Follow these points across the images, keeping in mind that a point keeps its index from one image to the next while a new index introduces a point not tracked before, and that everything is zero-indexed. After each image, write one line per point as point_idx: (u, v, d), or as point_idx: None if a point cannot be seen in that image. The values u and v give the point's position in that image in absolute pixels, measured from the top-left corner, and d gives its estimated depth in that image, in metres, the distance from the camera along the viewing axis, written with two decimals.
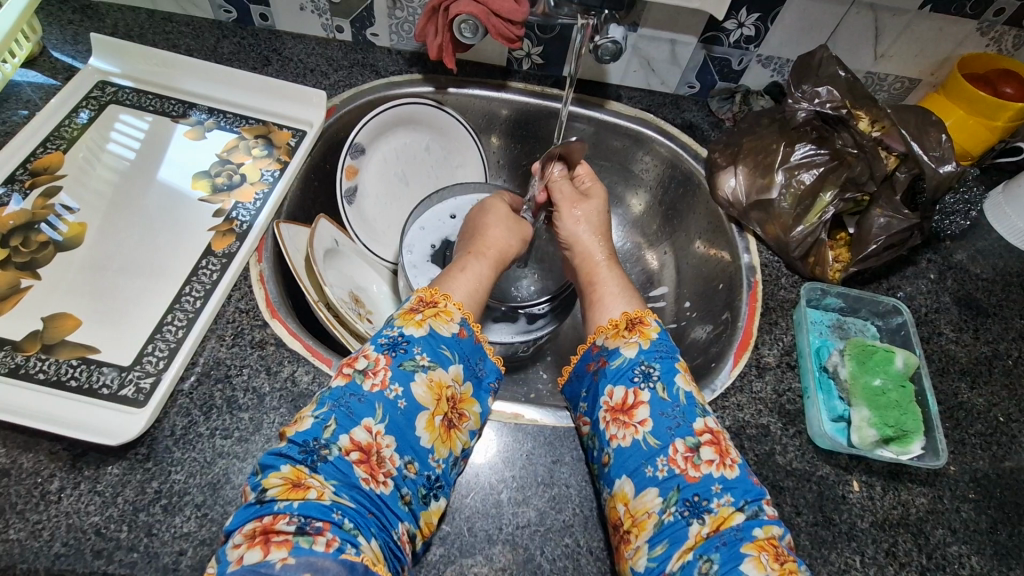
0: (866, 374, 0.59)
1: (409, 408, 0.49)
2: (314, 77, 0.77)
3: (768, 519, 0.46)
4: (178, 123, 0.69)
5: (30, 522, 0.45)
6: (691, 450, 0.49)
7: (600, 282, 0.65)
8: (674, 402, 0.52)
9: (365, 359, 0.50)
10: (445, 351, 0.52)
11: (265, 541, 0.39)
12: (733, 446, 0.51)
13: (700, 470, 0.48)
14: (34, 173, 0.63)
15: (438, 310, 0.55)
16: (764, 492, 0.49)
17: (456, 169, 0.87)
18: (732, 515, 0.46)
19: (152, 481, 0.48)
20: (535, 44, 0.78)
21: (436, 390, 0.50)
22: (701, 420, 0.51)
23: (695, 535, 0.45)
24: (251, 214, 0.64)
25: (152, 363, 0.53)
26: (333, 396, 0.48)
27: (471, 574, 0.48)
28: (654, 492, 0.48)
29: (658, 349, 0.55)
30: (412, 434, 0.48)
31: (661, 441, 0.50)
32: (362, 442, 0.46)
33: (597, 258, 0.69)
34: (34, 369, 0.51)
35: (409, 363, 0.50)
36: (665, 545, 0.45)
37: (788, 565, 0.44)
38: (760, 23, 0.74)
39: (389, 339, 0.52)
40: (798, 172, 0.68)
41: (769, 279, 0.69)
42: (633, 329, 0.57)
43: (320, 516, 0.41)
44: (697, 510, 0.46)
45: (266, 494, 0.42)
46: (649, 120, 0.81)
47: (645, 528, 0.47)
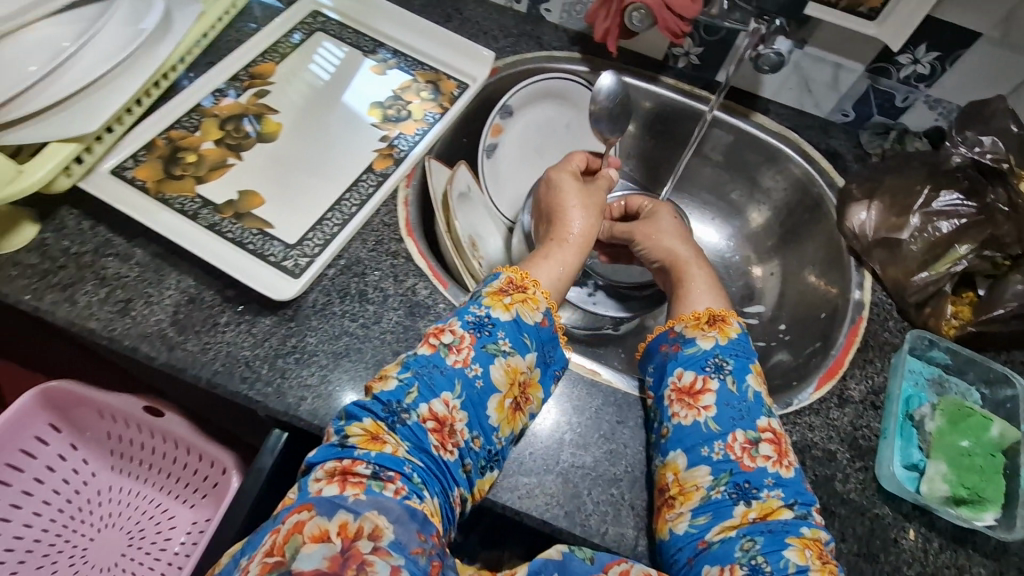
0: (954, 433, 0.57)
1: (484, 389, 0.52)
2: (485, 39, 0.85)
3: (815, 523, 0.49)
4: (367, 58, 0.80)
5: (202, 340, 0.58)
6: (750, 443, 0.51)
7: (688, 280, 0.67)
8: (742, 397, 0.54)
9: (451, 334, 0.54)
10: (525, 339, 0.55)
11: (343, 480, 0.45)
12: (791, 451, 0.53)
13: (756, 462, 0.51)
14: (251, 76, 0.76)
15: (526, 297, 0.57)
16: (815, 501, 0.51)
17: (589, 150, 0.91)
18: (780, 509, 0.49)
19: (292, 337, 0.59)
20: (696, 45, 0.81)
21: (511, 375, 0.53)
22: (765, 419, 0.53)
23: (741, 515, 0.49)
24: (409, 144, 0.73)
25: (309, 247, 0.64)
26: (418, 363, 0.52)
27: (524, 489, 0.54)
28: (706, 469, 0.51)
29: (735, 348, 0.57)
30: (483, 412, 0.52)
31: (721, 427, 0.52)
32: (439, 413, 0.50)
33: (684, 255, 0.69)
34: (226, 229, 0.64)
35: (491, 347, 0.53)
36: (707, 518, 0.49)
37: (829, 566, 0.46)
38: (937, 63, 0.73)
39: (476, 318, 0.55)
40: (937, 219, 0.66)
41: (875, 319, 0.67)
42: (714, 325, 0.59)
43: (392, 467, 0.46)
44: (745, 494, 0.49)
45: (347, 440, 0.48)
46: (791, 139, 0.81)
47: (691, 498, 0.50)
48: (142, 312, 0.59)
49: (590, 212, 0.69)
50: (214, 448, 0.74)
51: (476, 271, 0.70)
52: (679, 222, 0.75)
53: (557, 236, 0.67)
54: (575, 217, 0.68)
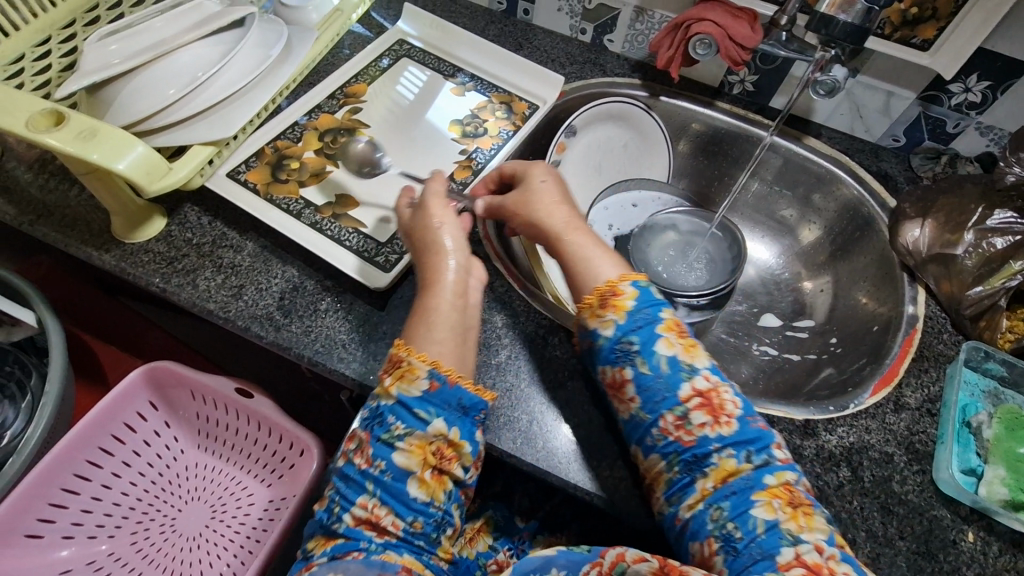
0: (1012, 441, 0.60)
1: (396, 478, 0.50)
2: (553, 66, 0.93)
3: (779, 467, 0.51)
4: (447, 81, 0.88)
5: (306, 323, 0.65)
6: (681, 419, 0.53)
7: (567, 257, 0.60)
8: (657, 373, 0.54)
9: (354, 440, 0.52)
10: (423, 411, 0.51)
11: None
12: (728, 399, 0.54)
13: (694, 433, 0.52)
14: (347, 96, 0.85)
15: (403, 370, 0.52)
16: (771, 439, 0.53)
17: (645, 169, 0.97)
18: (737, 469, 0.50)
19: (383, 324, 0.66)
20: (752, 73, 0.87)
21: (418, 452, 0.50)
22: (687, 385, 0.54)
23: (702, 488, 0.51)
24: (486, 157, 0.80)
25: (398, 245, 0.70)
26: (336, 479, 0.52)
27: (594, 471, 0.59)
28: (655, 456, 0.54)
29: (636, 321, 0.56)
30: (407, 497, 0.50)
31: (650, 414, 0.54)
32: (362, 516, 0.49)
33: (556, 227, 0.62)
34: (326, 227, 0.71)
35: (386, 435, 0.50)
36: (677, 496, 0.52)
37: (802, 507, 0.49)
38: (989, 92, 0.76)
39: (368, 412, 0.52)
40: (992, 236, 0.68)
41: (930, 331, 0.70)
42: (607, 305, 0.56)
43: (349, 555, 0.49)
44: (698, 466, 0.52)
45: (309, 553, 0.52)
46: (843, 161, 0.85)
47: (661, 483, 0.53)
48: (254, 297, 0.67)
49: (455, 224, 0.60)
50: (294, 429, 0.82)
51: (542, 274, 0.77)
52: (550, 181, 0.64)
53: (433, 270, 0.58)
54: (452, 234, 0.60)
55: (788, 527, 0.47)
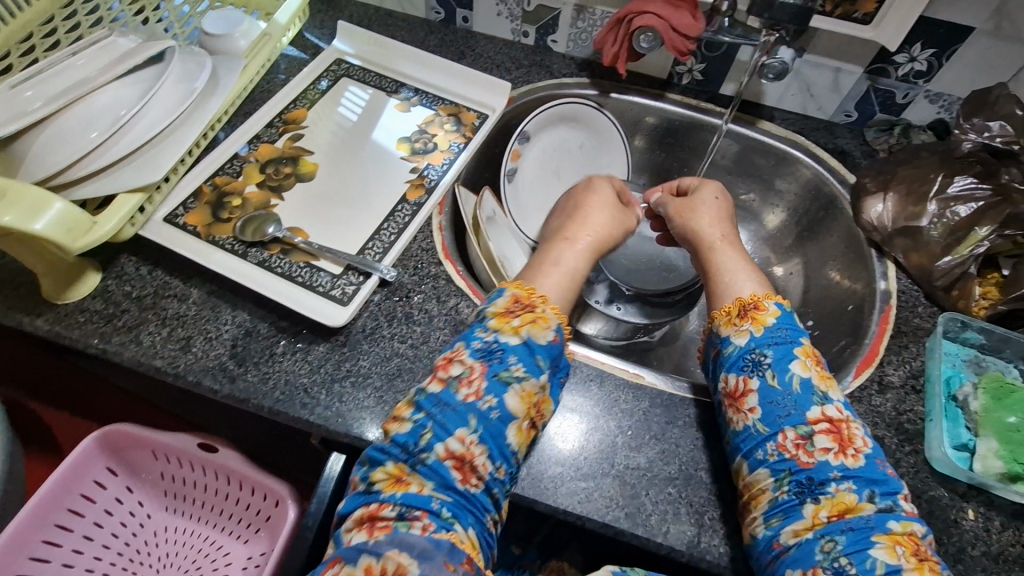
0: (1000, 410, 0.59)
1: (501, 418, 0.52)
2: (499, 72, 0.90)
3: (906, 516, 0.48)
4: (390, 97, 0.85)
5: (263, 371, 0.60)
6: (803, 438, 0.51)
7: (713, 265, 0.66)
8: (786, 391, 0.53)
9: (461, 365, 0.54)
10: (539, 360, 0.55)
11: (370, 526, 0.47)
12: (859, 435, 0.51)
13: (814, 456, 0.50)
14: (285, 123, 0.81)
15: (535, 316, 0.57)
16: (898, 487, 0.49)
17: (604, 168, 0.96)
18: (858, 505, 0.47)
19: (346, 362, 0.61)
20: (699, 61, 0.86)
21: (526, 400, 0.53)
22: (817, 411, 0.52)
23: (813, 516, 0.48)
24: (438, 173, 0.77)
25: (355, 276, 0.66)
26: (429, 403, 0.52)
27: (584, 494, 0.55)
28: (766, 472, 0.51)
29: (774, 334, 0.56)
30: (503, 440, 0.52)
31: (770, 428, 0.52)
32: (456, 450, 0.50)
33: (713, 238, 0.69)
34: (275, 264, 0.67)
35: (504, 374, 0.53)
36: (778, 518, 0.49)
37: (927, 562, 0.45)
38: (934, 59, 0.76)
39: (482, 345, 0.55)
40: (954, 204, 0.68)
41: (904, 306, 0.69)
42: (746, 316, 0.58)
43: (417, 506, 0.47)
44: (812, 491, 0.49)
45: (373, 485, 0.50)
46: (799, 142, 0.84)
47: (761, 501, 0.51)
48: (203, 348, 0.62)
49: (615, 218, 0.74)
50: (266, 481, 0.76)
51: None
52: (720, 201, 0.73)
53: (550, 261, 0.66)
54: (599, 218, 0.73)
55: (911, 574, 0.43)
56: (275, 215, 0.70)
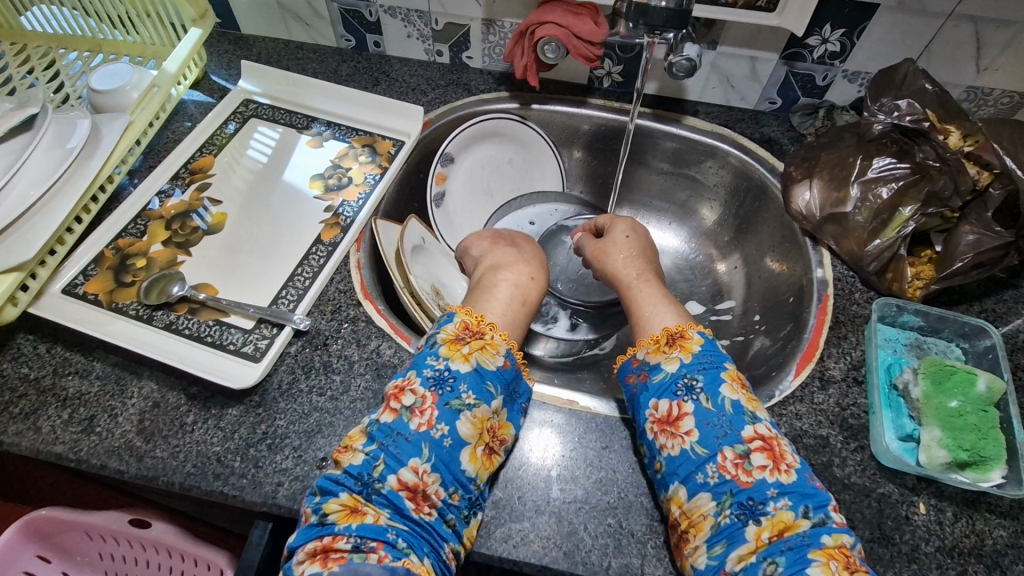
0: (942, 395, 0.56)
1: (454, 446, 0.50)
2: (415, 94, 0.87)
3: (836, 527, 0.45)
4: (302, 134, 0.82)
5: (171, 445, 0.56)
6: (741, 458, 0.48)
7: (632, 302, 0.66)
8: (720, 412, 0.51)
9: (412, 395, 0.51)
10: (488, 386, 0.53)
11: (324, 558, 0.43)
12: (789, 450, 0.50)
13: (753, 475, 0.48)
14: (192, 172, 0.77)
15: (484, 342, 0.56)
16: (829, 499, 0.48)
17: (537, 181, 0.93)
18: (795, 521, 0.45)
19: (261, 424, 0.57)
20: (615, 63, 0.84)
21: (479, 425, 0.52)
22: (750, 428, 0.50)
23: (755, 538, 0.45)
24: (354, 210, 0.74)
25: (268, 329, 0.63)
26: (382, 433, 0.50)
27: (519, 537, 0.52)
28: (707, 496, 0.48)
29: (703, 361, 0.54)
30: (457, 468, 0.50)
31: (708, 450, 0.49)
32: (409, 482, 0.48)
33: (630, 278, 0.69)
34: (183, 326, 0.63)
35: (454, 402, 0.51)
36: (723, 546, 0.46)
37: (860, 573, 0.43)
38: (845, 39, 0.75)
39: (435, 373, 0.53)
40: (876, 186, 0.66)
41: (842, 294, 0.67)
42: (674, 344, 0.56)
43: (374, 536, 0.45)
44: (753, 512, 0.46)
45: (326, 517, 0.46)
46: (725, 134, 0.83)
47: (702, 529, 0.47)
48: (107, 426, 0.57)
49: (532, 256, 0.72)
50: (205, 550, 0.72)
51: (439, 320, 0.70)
52: (632, 237, 0.73)
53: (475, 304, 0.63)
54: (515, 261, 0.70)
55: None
56: (182, 273, 0.67)
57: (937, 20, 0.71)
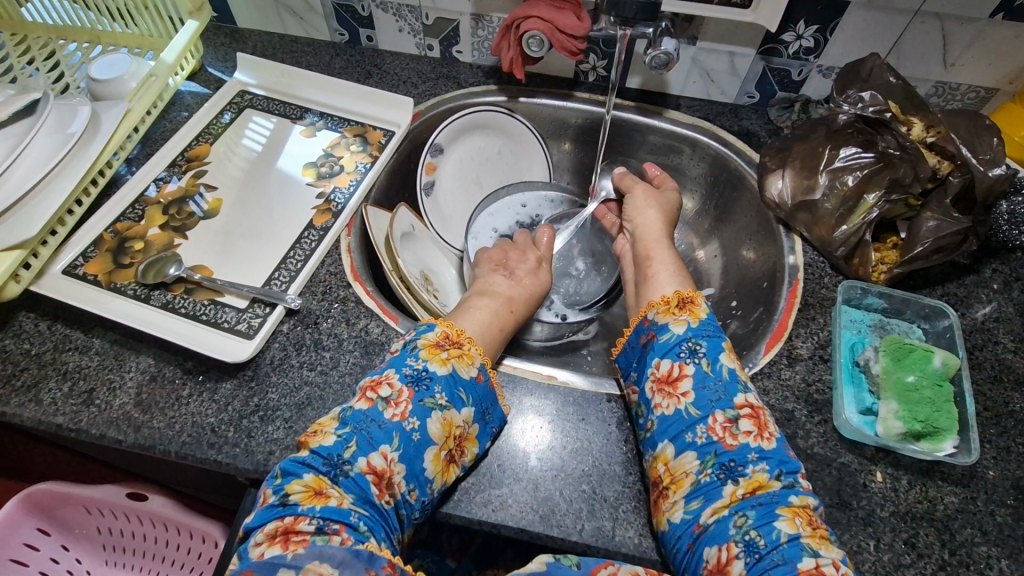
0: (900, 370, 0.60)
1: (421, 441, 0.52)
2: (406, 87, 0.90)
3: (803, 490, 0.48)
4: (295, 124, 0.85)
5: (168, 415, 0.59)
6: (730, 422, 0.51)
7: (655, 260, 0.68)
8: (717, 377, 0.54)
9: (388, 388, 0.54)
10: (461, 393, 0.55)
11: (285, 540, 0.45)
12: (771, 421, 0.53)
13: (738, 439, 0.50)
14: (189, 160, 0.79)
15: (462, 352, 0.58)
16: (800, 467, 0.51)
17: (525, 171, 0.96)
18: (768, 482, 0.48)
19: (254, 397, 0.60)
20: (599, 58, 0.86)
21: (447, 428, 0.53)
22: (742, 396, 0.53)
23: (730, 494, 0.48)
24: (345, 197, 0.77)
25: (261, 307, 0.66)
26: (355, 419, 0.52)
27: (498, 503, 0.55)
28: (692, 454, 0.51)
29: (706, 328, 0.57)
30: (420, 465, 0.52)
31: (701, 411, 0.52)
32: (377, 467, 0.50)
33: (653, 236, 0.72)
34: (179, 305, 0.66)
35: (428, 400, 0.54)
36: (700, 501, 0.49)
37: (819, 530, 0.46)
38: (819, 35, 0.78)
39: (413, 372, 0.55)
40: (842, 174, 0.70)
41: (811, 278, 0.71)
42: (683, 307, 0.59)
43: (337, 519, 0.47)
44: (732, 473, 0.49)
45: (289, 498, 0.48)
46: (704, 127, 0.86)
47: (682, 486, 0.50)
48: (106, 399, 0.60)
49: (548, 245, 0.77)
50: (200, 523, 0.75)
51: (427, 302, 0.72)
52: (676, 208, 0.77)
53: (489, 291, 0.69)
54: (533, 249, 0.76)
55: (810, 542, 0.45)
56: (179, 255, 0.69)
57: (905, 17, 0.74)
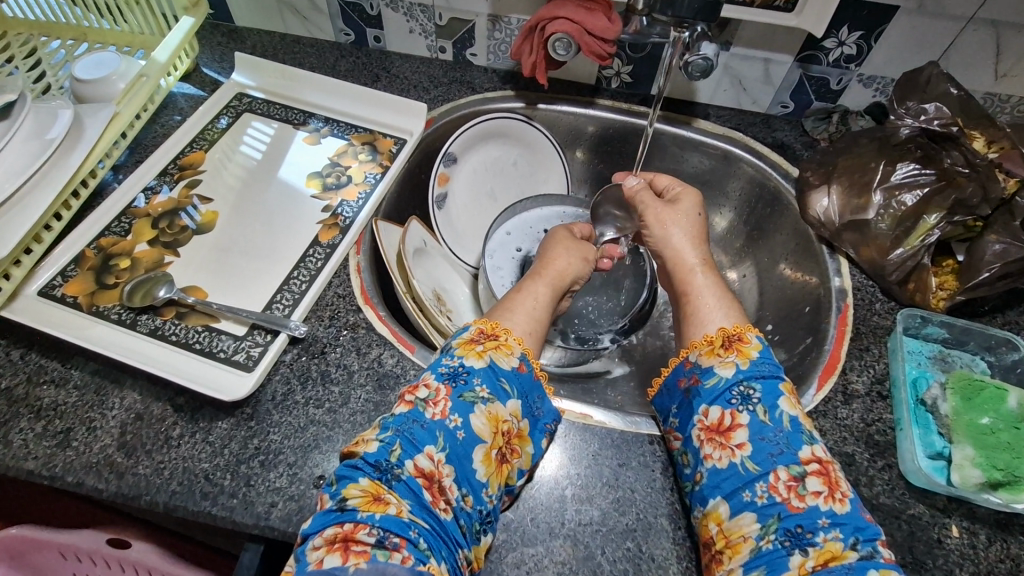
0: (972, 411, 0.54)
1: (468, 439, 0.47)
2: (417, 92, 0.84)
3: (885, 562, 0.42)
4: (298, 130, 0.78)
5: (155, 460, 0.52)
6: (795, 480, 0.45)
7: (693, 293, 0.60)
8: (777, 427, 0.48)
9: (426, 389, 0.49)
10: (504, 384, 0.50)
11: (345, 549, 0.39)
12: (843, 478, 0.47)
13: (805, 501, 0.44)
14: (181, 168, 0.73)
15: (499, 343, 0.52)
16: (878, 532, 0.44)
17: (541, 184, 0.90)
18: (842, 553, 0.42)
19: (253, 438, 0.53)
20: (625, 63, 0.81)
21: (494, 423, 0.48)
22: (807, 449, 0.47)
23: (798, 567, 0.42)
24: (354, 211, 0.70)
25: (261, 335, 0.59)
26: (397, 422, 0.47)
27: (532, 563, 0.48)
28: (751, 516, 0.45)
29: (761, 369, 0.51)
30: (470, 466, 0.46)
31: (761, 467, 0.46)
32: (425, 469, 0.45)
33: (691, 262, 0.63)
34: (169, 331, 0.59)
35: (469, 395, 0.48)
36: (762, 572, 0.43)
37: None
38: (863, 42, 0.73)
39: (449, 368, 0.50)
40: (898, 193, 0.64)
41: (862, 304, 0.65)
42: (730, 347, 0.53)
43: (397, 532, 0.40)
44: (799, 541, 0.43)
45: (346, 503, 0.42)
46: (737, 138, 0.80)
47: (740, 551, 0.44)
48: (85, 440, 0.53)
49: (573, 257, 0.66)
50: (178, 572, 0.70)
51: (443, 328, 0.66)
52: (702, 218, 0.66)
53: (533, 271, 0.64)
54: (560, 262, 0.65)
55: None
56: (170, 276, 0.62)
57: (957, 24, 0.69)
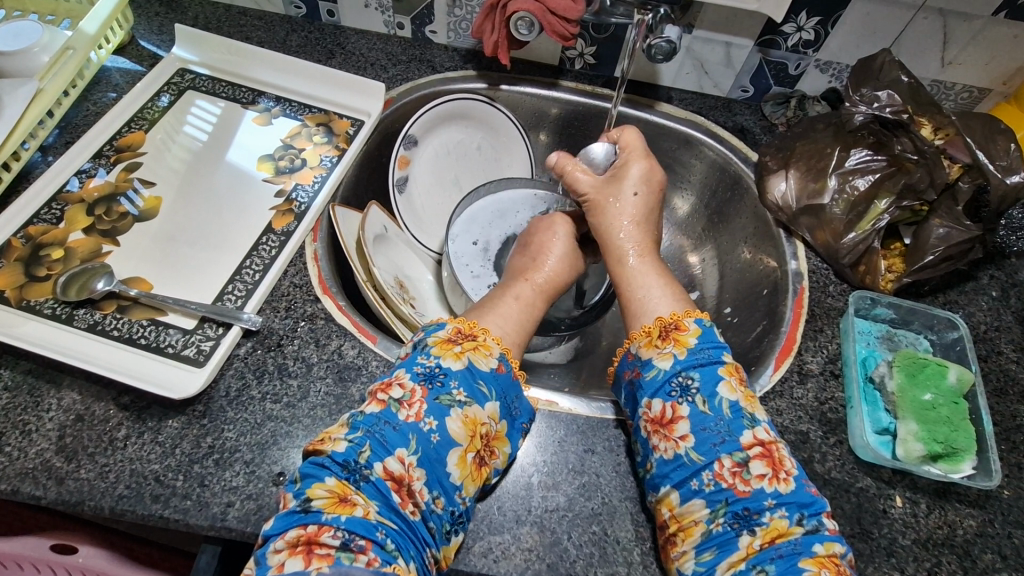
0: (916, 388, 0.57)
1: (442, 442, 0.46)
2: (374, 70, 0.80)
3: (829, 536, 0.44)
4: (247, 109, 0.74)
5: (98, 464, 0.49)
6: (738, 465, 0.47)
7: (627, 281, 0.61)
8: (717, 415, 0.49)
9: (400, 389, 0.47)
10: (482, 386, 0.49)
11: (307, 552, 0.39)
12: (787, 456, 0.48)
13: (750, 484, 0.46)
14: (118, 150, 0.67)
15: (477, 344, 0.51)
16: (824, 505, 0.47)
17: (505, 169, 0.88)
18: (788, 530, 0.44)
19: (206, 436, 0.51)
20: (588, 44, 0.80)
21: (471, 426, 0.47)
22: (749, 433, 0.48)
23: (746, 546, 0.44)
24: (309, 195, 0.67)
25: (212, 328, 0.56)
26: (367, 422, 0.45)
27: (499, 552, 0.48)
28: (700, 502, 0.47)
29: (697, 357, 0.51)
30: (443, 470, 0.45)
31: (704, 456, 0.48)
32: (395, 472, 0.44)
33: (626, 249, 0.63)
34: (110, 326, 0.55)
35: (445, 398, 0.47)
36: (712, 552, 0.45)
37: None
38: (820, 27, 0.73)
39: (426, 369, 0.48)
40: (852, 178, 0.67)
41: (816, 286, 0.67)
42: (667, 337, 0.53)
43: (363, 534, 0.40)
44: (748, 522, 0.45)
45: (310, 504, 0.41)
46: (698, 122, 0.81)
47: (692, 534, 0.46)
48: (19, 445, 0.49)
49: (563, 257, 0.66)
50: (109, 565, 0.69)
51: (407, 317, 0.64)
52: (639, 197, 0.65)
53: (529, 275, 0.63)
54: (554, 264, 0.65)
55: None
56: (109, 267, 0.58)
57: (909, 12, 0.70)
